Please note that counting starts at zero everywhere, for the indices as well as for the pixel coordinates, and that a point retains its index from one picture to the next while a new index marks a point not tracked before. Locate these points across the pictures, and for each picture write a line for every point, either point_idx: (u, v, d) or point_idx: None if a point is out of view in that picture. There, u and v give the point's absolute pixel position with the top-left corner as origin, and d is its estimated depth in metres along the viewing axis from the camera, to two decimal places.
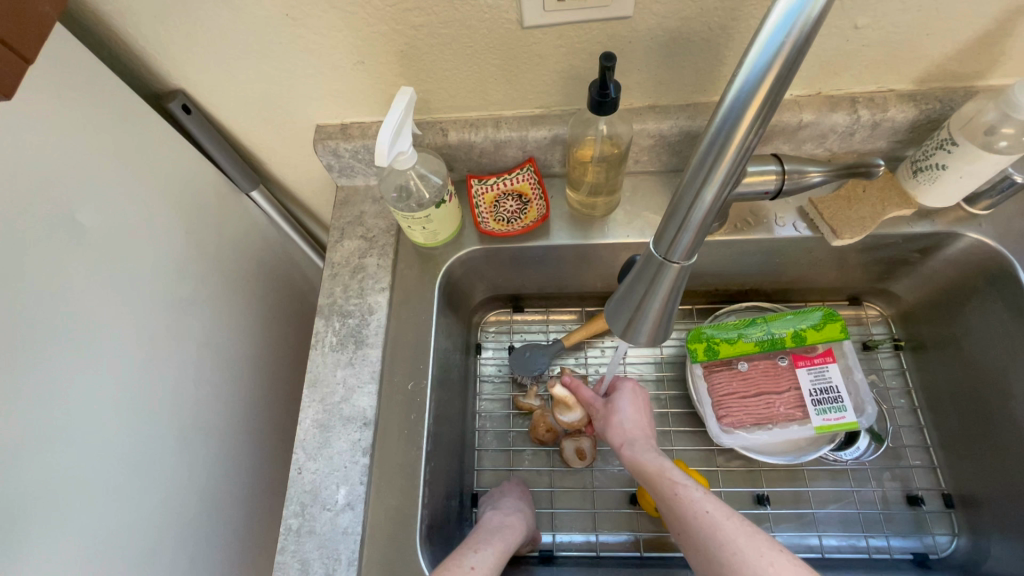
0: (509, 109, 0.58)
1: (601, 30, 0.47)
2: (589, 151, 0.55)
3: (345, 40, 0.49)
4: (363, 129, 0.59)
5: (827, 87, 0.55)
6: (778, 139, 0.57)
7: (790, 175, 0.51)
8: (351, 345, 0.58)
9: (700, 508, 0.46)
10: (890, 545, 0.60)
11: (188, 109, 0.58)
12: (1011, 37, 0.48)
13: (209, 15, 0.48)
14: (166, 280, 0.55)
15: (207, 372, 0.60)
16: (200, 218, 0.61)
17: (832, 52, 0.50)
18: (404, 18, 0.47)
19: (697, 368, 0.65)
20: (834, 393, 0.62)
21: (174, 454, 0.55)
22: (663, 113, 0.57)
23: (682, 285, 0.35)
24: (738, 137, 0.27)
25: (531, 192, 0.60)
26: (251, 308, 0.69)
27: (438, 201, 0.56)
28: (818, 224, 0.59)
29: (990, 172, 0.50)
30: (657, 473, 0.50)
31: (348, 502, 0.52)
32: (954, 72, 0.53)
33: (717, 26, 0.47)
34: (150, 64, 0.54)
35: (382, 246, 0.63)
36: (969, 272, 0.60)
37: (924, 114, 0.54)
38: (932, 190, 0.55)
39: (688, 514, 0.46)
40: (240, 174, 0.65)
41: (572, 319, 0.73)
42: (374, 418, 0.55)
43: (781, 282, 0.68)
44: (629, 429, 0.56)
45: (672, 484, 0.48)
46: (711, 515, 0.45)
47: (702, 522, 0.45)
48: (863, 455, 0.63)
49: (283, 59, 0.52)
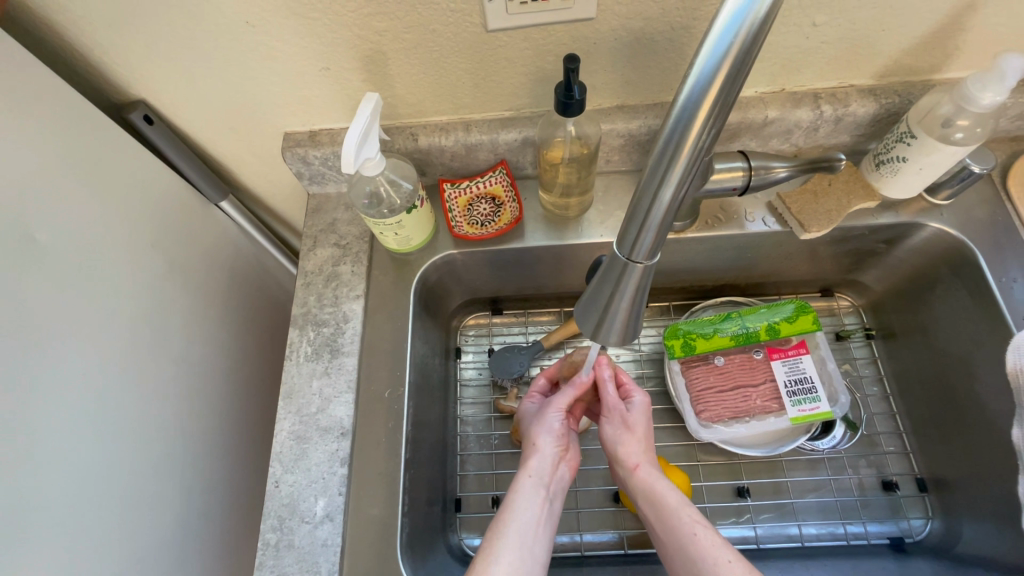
0: (478, 112, 0.58)
1: (566, 32, 0.48)
2: (559, 152, 0.55)
3: (309, 46, 0.49)
4: (332, 135, 0.59)
5: (790, 84, 0.56)
6: (745, 136, 0.58)
7: (756, 171, 0.52)
8: (326, 354, 0.57)
9: (689, 530, 0.44)
10: (868, 531, 0.61)
11: (150, 119, 0.57)
12: (962, 32, 0.50)
13: (167, 24, 0.47)
14: (134, 295, 0.54)
15: (178, 386, 0.59)
16: (167, 230, 0.60)
17: (793, 49, 0.51)
18: (367, 24, 0.47)
19: (675, 364, 0.66)
20: (809, 383, 0.63)
21: (147, 471, 0.53)
22: (631, 113, 0.57)
23: (649, 282, 0.36)
24: (692, 137, 0.28)
25: (504, 195, 0.60)
26: (225, 319, 0.68)
27: (408, 206, 0.55)
28: (786, 218, 0.60)
29: (948, 163, 0.52)
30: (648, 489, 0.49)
31: (327, 513, 0.51)
32: (911, 66, 0.54)
33: (678, 25, 0.48)
34: (109, 75, 0.53)
35: (356, 253, 0.62)
36: (933, 261, 0.61)
37: (884, 108, 0.56)
38: (893, 182, 0.56)
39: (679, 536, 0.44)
40: (208, 184, 0.64)
41: (551, 320, 0.73)
42: (352, 427, 0.54)
43: (754, 276, 0.69)
44: (631, 433, 0.53)
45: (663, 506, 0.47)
46: (698, 537, 0.43)
47: (693, 548, 0.43)
48: (839, 443, 0.65)
49: (246, 67, 0.51)
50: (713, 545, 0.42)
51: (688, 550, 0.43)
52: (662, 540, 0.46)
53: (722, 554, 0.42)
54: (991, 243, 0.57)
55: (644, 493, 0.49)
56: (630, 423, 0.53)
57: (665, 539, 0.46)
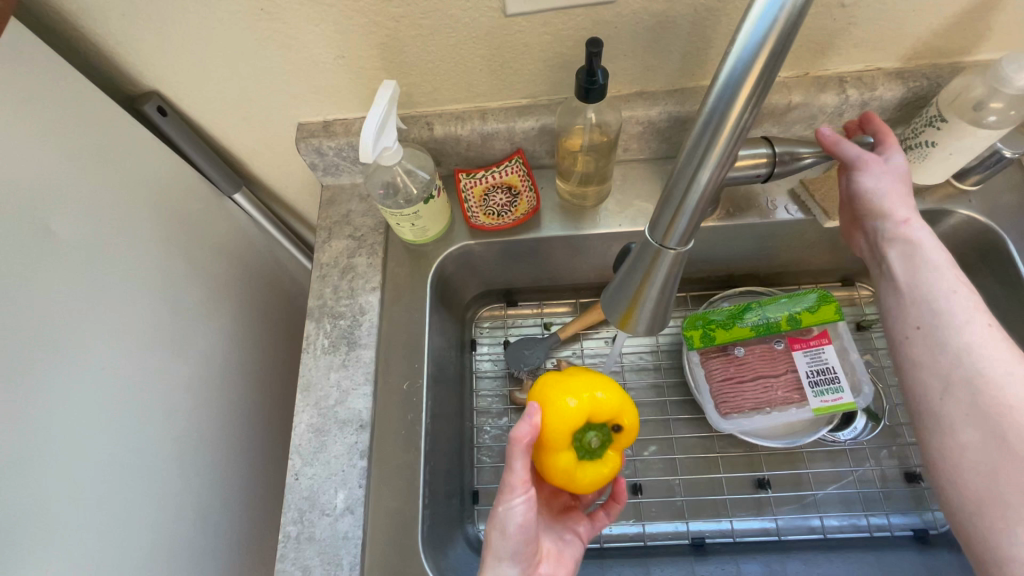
0: (494, 100, 0.57)
1: (587, 16, 0.47)
2: (578, 140, 0.54)
3: (324, 35, 0.48)
4: (347, 125, 0.58)
5: (814, 68, 0.55)
6: (767, 122, 0.57)
7: (782, 158, 0.50)
8: (343, 346, 0.57)
9: (953, 299, 0.44)
10: (891, 523, 0.60)
11: (163, 111, 0.56)
12: (995, 11, 0.48)
13: (180, 14, 0.46)
14: (149, 287, 0.54)
15: (197, 379, 0.59)
16: (181, 223, 0.60)
17: (819, 31, 0.50)
18: (384, 11, 0.46)
19: (694, 355, 0.65)
20: (831, 374, 0.61)
21: (167, 463, 0.54)
22: (651, 99, 0.56)
23: (682, 266, 0.35)
24: (732, 118, 0.27)
25: (520, 184, 0.60)
26: (241, 312, 0.68)
27: (425, 196, 0.54)
28: (810, 206, 0.59)
29: (979, 147, 0.50)
30: (933, 266, 0.46)
31: (347, 506, 0.51)
32: (940, 48, 0.52)
33: (702, 8, 0.46)
34: (122, 67, 0.53)
35: (371, 245, 0.62)
36: (958, 249, 0.60)
37: (912, 92, 0.54)
38: (920, 167, 0.55)
39: (935, 298, 0.45)
40: (222, 177, 0.64)
41: (567, 311, 0.73)
42: (370, 420, 0.54)
43: (774, 265, 0.68)
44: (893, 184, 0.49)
45: (949, 287, 0.45)
46: (986, 328, 0.42)
47: (898, 347, 0.47)
48: (860, 434, 0.63)
49: (260, 58, 0.50)
50: (969, 305, 0.44)
51: (944, 304, 0.45)
52: (905, 299, 0.47)
53: (976, 317, 0.43)
54: (1020, 230, 0.55)
55: (920, 264, 0.47)
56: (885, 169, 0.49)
57: (913, 296, 0.47)
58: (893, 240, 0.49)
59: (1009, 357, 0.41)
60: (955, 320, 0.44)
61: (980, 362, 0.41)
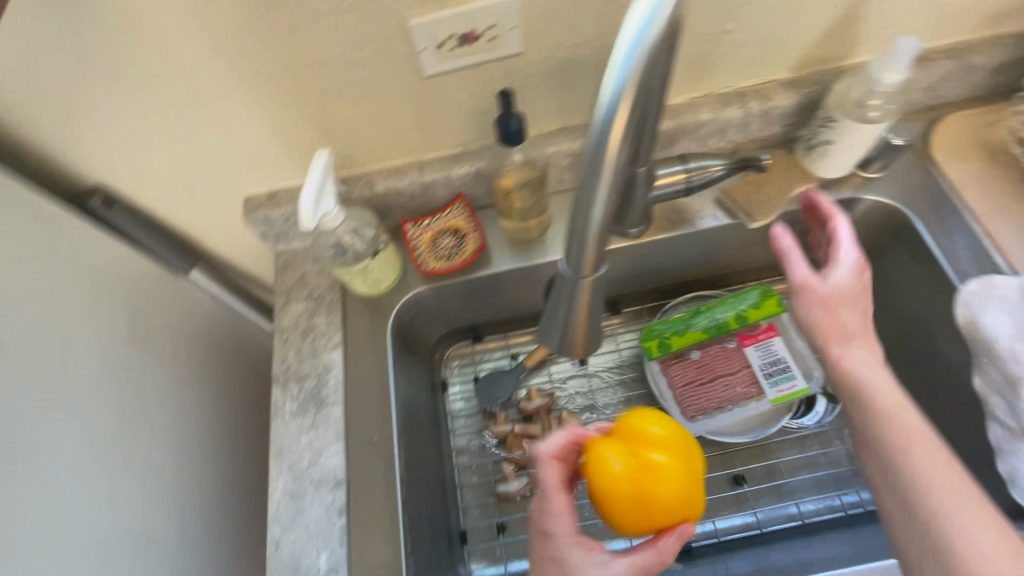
0: (429, 152, 0.60)
1: (499, 68, 0.51)
2: (510, 179, 0.59)
3: (258, 114, 0.51)
4: (291, 193, 0.60)
5: (716, 87, 0.60)
6: (683, 140, 0.61)
7: (694, 171, 0.55)
8: (311, 407, 0.58)
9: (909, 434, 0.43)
10: (863, 498, 0.63)
11: (109, 203, 0.58)
12: (860, 20, 0.54)
13: (117, 112, 0.49)
14: (109, 375, 0.54)
15: (164, 461, 0.59)
16: (139, 307, 0.60)
17: (711, 55, 0.55)
18: (311, 86, 0.49)
19: (654, 364, 0.68)
20: (782, 364, 0.65)
21: (135, 553, 0.53)
22: (574, 133, 0.60)
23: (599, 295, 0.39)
24: (610, 160, 0.31)
25: (466, 227, 0.62)
26: (209, 386, 0.68)
27: (373, 250, 0.57)
28: (734, 210, 0.63)
29: (869, 141, 0.55)
30: (892, 410, 0.45)
31: (331, 566, 0.51)
32: (822, 57, 0.58)
33: (602, 49, 0.51)
34: (64, 166, 0.54)
35: (329, 304, 0.63)
36: (877, 231, 0.64)
37: (806, 97, 0.59)
38: (825, 163, 0.59)
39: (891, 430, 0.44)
40: (174, 256, 0.65)
41: (530, 340, 0.75)
42: (345, 476, 0.54)
43: (716, 268, 0.72)
44: (846, 310, 0.51)
45: (907, 419, 0.44)
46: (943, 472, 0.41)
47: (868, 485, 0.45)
48: (823, 417, 0.66)
49: (199, 142, 0.53)
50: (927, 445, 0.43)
51: (901, 440, 0.43)
52: (862, 424, 0.46)
53: (935, 463, 0.42)
54: (925, 207, 0.60)
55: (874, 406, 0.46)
56: (830, 284, 0.51)
57: (869, 434, 0.45)
58: (845, 380, 0.48)
59: (980, 520, 0.38)
60: (908, 451, 0.43)
61: (952, 503, 0.39)
